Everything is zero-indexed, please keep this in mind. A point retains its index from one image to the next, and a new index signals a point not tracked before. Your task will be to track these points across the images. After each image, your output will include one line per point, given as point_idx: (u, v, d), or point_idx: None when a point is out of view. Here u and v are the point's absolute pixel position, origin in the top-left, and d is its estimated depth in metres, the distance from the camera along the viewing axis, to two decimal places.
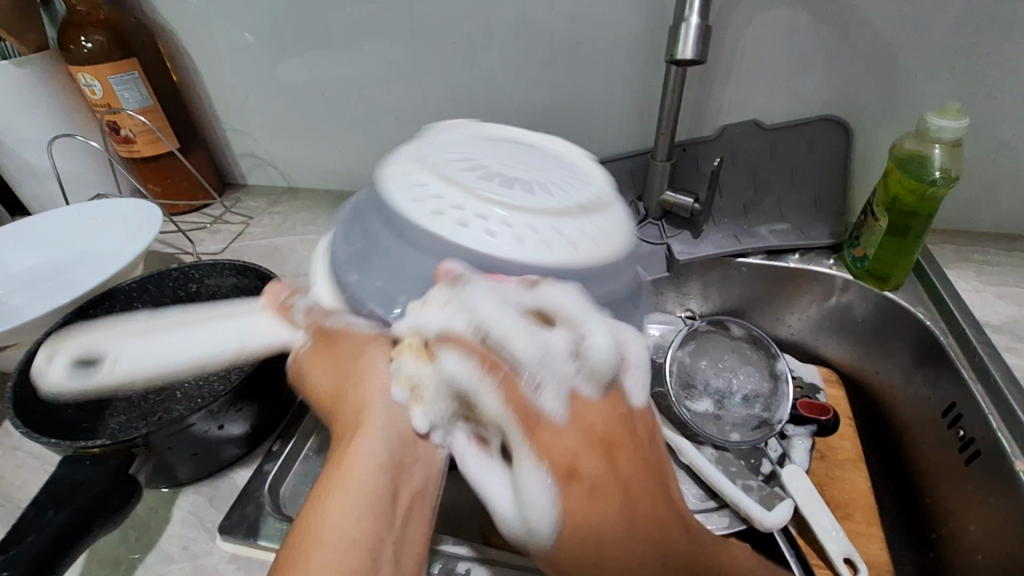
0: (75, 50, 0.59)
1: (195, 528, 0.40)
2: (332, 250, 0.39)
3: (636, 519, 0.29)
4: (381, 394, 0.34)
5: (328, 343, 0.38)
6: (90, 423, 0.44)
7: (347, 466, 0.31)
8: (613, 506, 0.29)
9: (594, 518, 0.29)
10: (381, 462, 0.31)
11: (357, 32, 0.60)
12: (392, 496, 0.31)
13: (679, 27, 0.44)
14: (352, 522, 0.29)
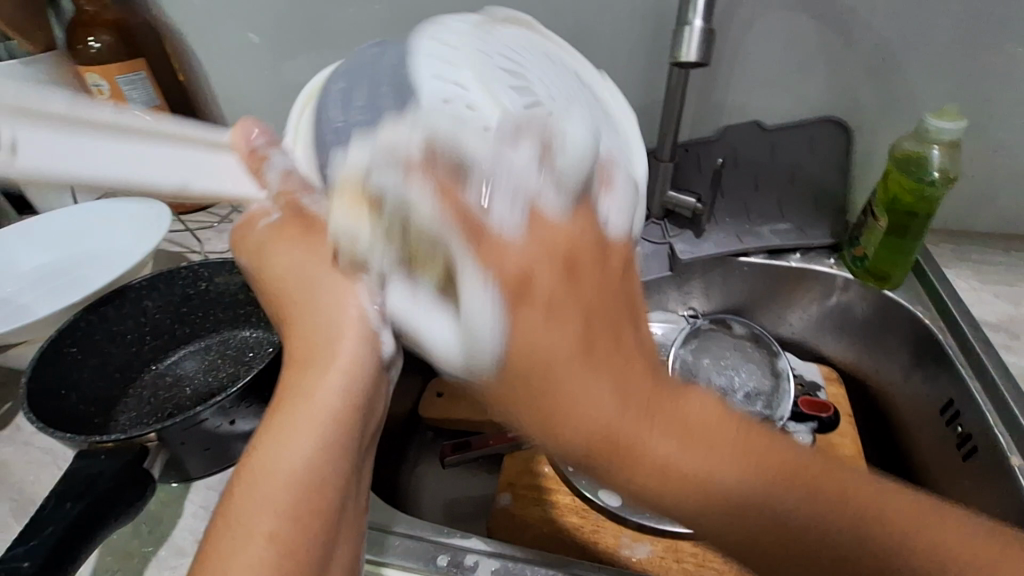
0: (82, 50, 0.61)
1: (206, 522, 0.40)
2: (326, 114, 0.37)
3: (602, 361, 0.24)
4: (345, 318, 0.36)
5: (299, 223, 0.39)
6: (102, 418, 0.46)
7: (308, 388, 0.34)
8: (571, 327, 0.24)
9: (543, 348, 0.24)
10: (341, 389, 0.34)
11: (363, 32, 0.61)
12: (343, 416, 0.34)
13: (682, 30, 0.44)
14: (297, 461, 0.32)
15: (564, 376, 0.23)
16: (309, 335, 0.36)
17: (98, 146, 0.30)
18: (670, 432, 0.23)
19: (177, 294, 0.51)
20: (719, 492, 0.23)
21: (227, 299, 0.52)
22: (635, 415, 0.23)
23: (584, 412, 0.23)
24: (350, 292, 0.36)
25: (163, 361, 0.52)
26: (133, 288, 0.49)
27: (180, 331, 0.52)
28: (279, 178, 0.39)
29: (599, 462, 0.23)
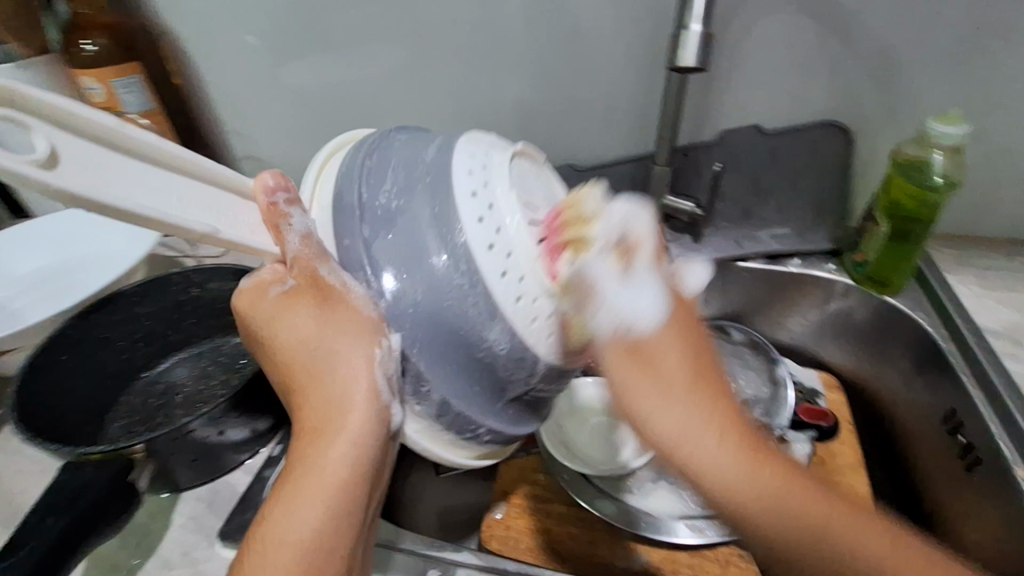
0: (76, 53, 0.60)
1: (195, 534, 0.40)
2: (353, 179, 0.35)
3: (728, 438, 0.32)
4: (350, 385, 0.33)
5: (316, 296, 0.34)
6: (92, 427, 0.45)
7: (312, 454, 0.32)
8: (686, 365, 0.35)
9: (682, 424, 0.33)
10: (352, 459, 0.32)
11: (358, 34, 0.60)
12: (350, 483, 0.32)
13: (680, 35, 0.43)
14: (303, 530, 0.31)
15: (735, 459, 0.32)
16: (320, 404, 0.33)
17: (141, 185, 0.29)
18: (803, 489, 0.32)
19: (169, 301, 0.50)
20: (837, 551, 0.31)
21: (220, 306, 0.52)
22: (751, 464, 0.32)
23: (773, 504, 0.31)
24: (368, 357, 0.33)
25: (155, 369, 0.51)
26: (124, 295, 0.48)
27: (172, 338, 0.52)
28: (300, 243, 0.34)
29: (759, 534, 0.31)
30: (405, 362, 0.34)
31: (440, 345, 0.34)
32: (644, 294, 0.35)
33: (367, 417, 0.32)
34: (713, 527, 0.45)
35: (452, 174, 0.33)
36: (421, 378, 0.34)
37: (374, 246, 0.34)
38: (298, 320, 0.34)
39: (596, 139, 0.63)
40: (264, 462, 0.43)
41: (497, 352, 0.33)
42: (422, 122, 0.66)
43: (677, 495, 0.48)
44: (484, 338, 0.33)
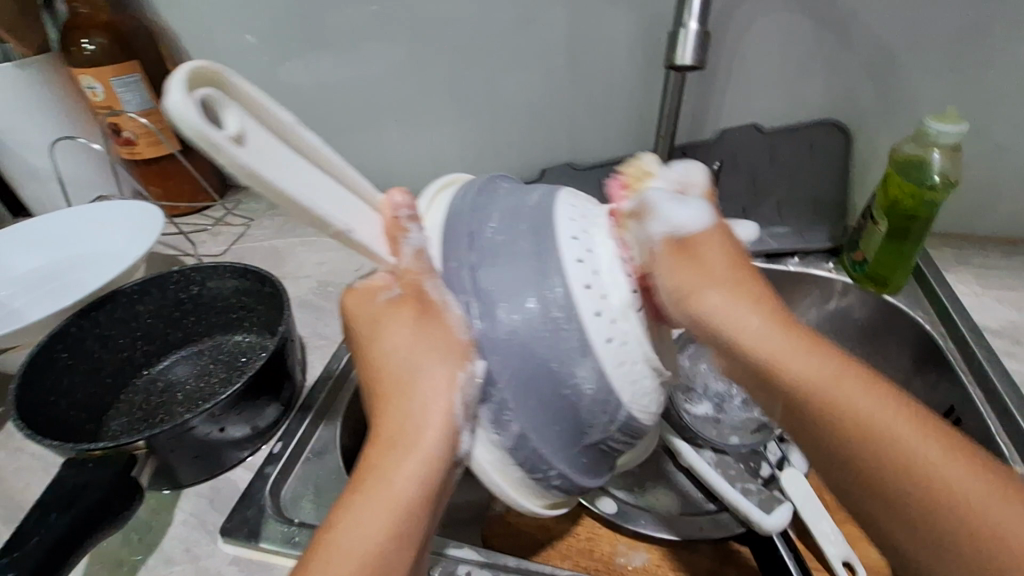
0: (76, 53, 0.60)
1: (197, 530, 0.40)
2: (463, 209, 0.35)
3: (782, 336, 0.30)
4: (436, 407, 0.30)
5: (420, 311, 0.32)
6: (94, 425, 0.46)
7: (380, 464, 0.30)
8: (729, 270, 0.32)
9: (742, 322, 0.31)
10: (422, 477, 0.29)
11: (359, 33, 0.61)
12: (413, 506, 0.29)
13: (678, 33, 0.44)
14: (371, 532, 0.28)
15: (785, 344, 0.30)
16: (397, 420, 0.31)
17: (303, 179, 0.28)
18: (881, 397, 0.29)
19: (169, 299, 0.51)
20: (930, 467, 0.27)
21: (220, 304, 0.52)
22: (816, 354, 0.30)
23: (832, 382, 0.29)
24: (455, 378, 0.31)
25: (156, 366, 0.51)
26: (124, 292, 0.48)
27: (172, 335, 0.52)
28: (414, 254, 0.33)
29: (838, 451, 0.29)
30: (489, 393, 0.32)
31: (532, 401, 0.32)
32: (695, 209, 0.34)
33: (445, 436, 0.30)
34: (714, 525, 0.45)
35: (555, 217, 0.34)
36: (503, 405, 0.32)
37: (480, 275, 0.32)
38: (394, 329, 0.33)
39: (596, 139, 0.63)
40: (264, 460, 0.43)
41: (583, 392, 0.31)
42: (422, 121, 0.66)
43: (679, 494, 0.49)
44: (573, 377, 0.31)
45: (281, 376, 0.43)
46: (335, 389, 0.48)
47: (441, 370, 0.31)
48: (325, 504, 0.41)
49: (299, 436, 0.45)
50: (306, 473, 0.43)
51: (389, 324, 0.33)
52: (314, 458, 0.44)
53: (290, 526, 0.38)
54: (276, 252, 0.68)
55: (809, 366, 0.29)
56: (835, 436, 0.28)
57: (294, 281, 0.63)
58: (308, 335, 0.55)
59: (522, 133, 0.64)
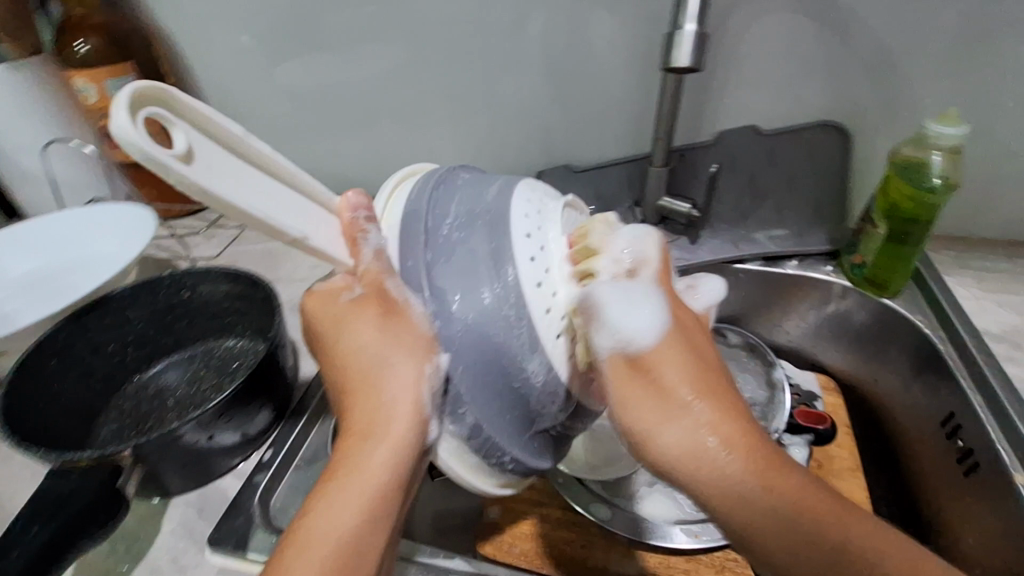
0: (70, 54, 0.60)
1: (184, 540, 0.39)
2: (418, 204, 0.34)
3: (742, 465, 0.28)
4: (398, 397, 0.31)
5: (380, 307, 0.33)
6: (83, 432, 0.45)
7: (351, 456, 0.31)
8: (688, 392, 0.30)
9: (704, 456, 0.28)
10: (394, 463, 0.30)
11: (353, 34, 0.60)
12: (380, 493, 0.30)
13: (674, 35, 0.43)
14: (342, 528, 0.29)
15: (751, 483, 0.27)
16: (363, 413, 0.32)
17: (250, 182, 0.28)
18: (854, 524, 0.26)
19: (160, 304, 0.50)
20: None
21: (212, 309, 0.51)
22: (782, 491, 0.27)
23: (796, 526, 0.26)
24: (418, 372, 0.31)
25: (147, 371, 0.51)
26: (115, 298, 0.48)
27: (164, 341, 0.51)
28: (373, 257, 0.33)
29: None
30: (449, 387, 0.32)
31: (485, 391, 0.32)
32: (643, 306, 0.31)
33: (410, 425, 0.31)
34: (707, 532, 0.44)
35: (506, 211, 0.32)
36: (458, 397, 0.32)
37: (435, 273, 0.32)
38: (354, 324, 0.34)
39: (592, 141, 0.62)
40: (255, 467, 0.43)
41: (533, 385, 0.32)
42: (417, 123, 0.65)
43: (673, 498, 0.48)
44: (524, 371, 0.32)
45: (271, 381, 0.43)
46: (328, 395, 0.48)
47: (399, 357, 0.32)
48: None
49: (289, 443, 0.44)
50: (296, 482, 0.42)
51: (350, 317, 0.34)
52: (305, 465, 0.43)
53: (279, 537, 0.38)
54: (271, 254, 0.68)
55: (776, 504, 0.27)
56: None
57: (288, 285, 0.63)
58: (301, 339, 0.55)
59: (518, 135, 0.64)
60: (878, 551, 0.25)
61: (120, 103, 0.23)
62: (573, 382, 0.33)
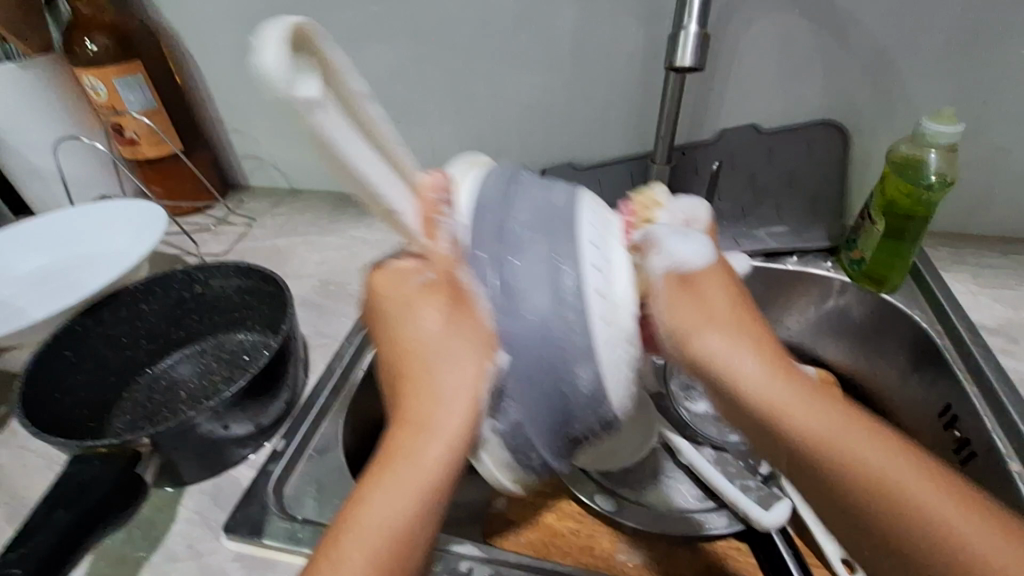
0: (80, 53, 0.61)
1: (201, 527, 0.40)
2: (487, 197, 0.35)
3: (770, 376, 0.31)
4: (454, 397, 0.31)
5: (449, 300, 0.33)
6: (96, 423, 0.45)
7: (399, 447, 0.31)
8: (721, 317, 0.33)
9: (741, 362, 0.32)
10: (445, 461, 0.31)
11: (361, 34, 0.61)
12: (433, 489, 0.30)
13: (677, 35, 0.44)
14: (392, 517, 0.29)
15: (785, 394, 0.30)
16: (418, 408, 0.32)
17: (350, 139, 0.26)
18: (876, 440, 0.29)
19: (172, 298, 0.51)
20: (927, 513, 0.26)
21: (222, 303, 0.52)
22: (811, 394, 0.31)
23: (815, 416, 0.29)
24: (480, 370, 0.32)
25: (159, 364, 0.52)
26: (128, 291, 0.49)
27: (175, 334, 0.52)
28: (446, 242, 0.33)
29: (835, 493, 0.28)
30: (505, 382, 0.33)
31: (534, 396, 0.33)
32: (697, 243, 0.36)
33: (465, 425, 0.31)
34: (713, 520, 0.46)
35: (577, 210, 0.34)
36: (508, 397, 0.34)
37: (507, 264, 0.33)
38: (423, 308, 0.34)
39: (596, 139, 0.63)
40: (268, 457, 0.43)
41: (582, 392, 0.32)
42: (423, 122, 0.66)
43: (676, 488, 0.49)
44: (573, 377, 0.32)
45: (282, 373, 0.44)
46: (337, 387, 0.49)
47: (462, 359, 0.32)
48: (328, 501, 0.41)
49: (302, 434, 0.45)
50: (308, 471, 0.43)
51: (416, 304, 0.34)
52: (316, 456, 0.44)
53: (294, 523, 0.39)
54: (278, 251, 0.68)
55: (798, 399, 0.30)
56: (834, 484, 0.28)
57: (295, 280, 0.64)
58: (310, 333, 0.56)
59: (522, 134, 0.65)
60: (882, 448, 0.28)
61: (265, 36, 0.22)
62: (620, 401, 0.33)
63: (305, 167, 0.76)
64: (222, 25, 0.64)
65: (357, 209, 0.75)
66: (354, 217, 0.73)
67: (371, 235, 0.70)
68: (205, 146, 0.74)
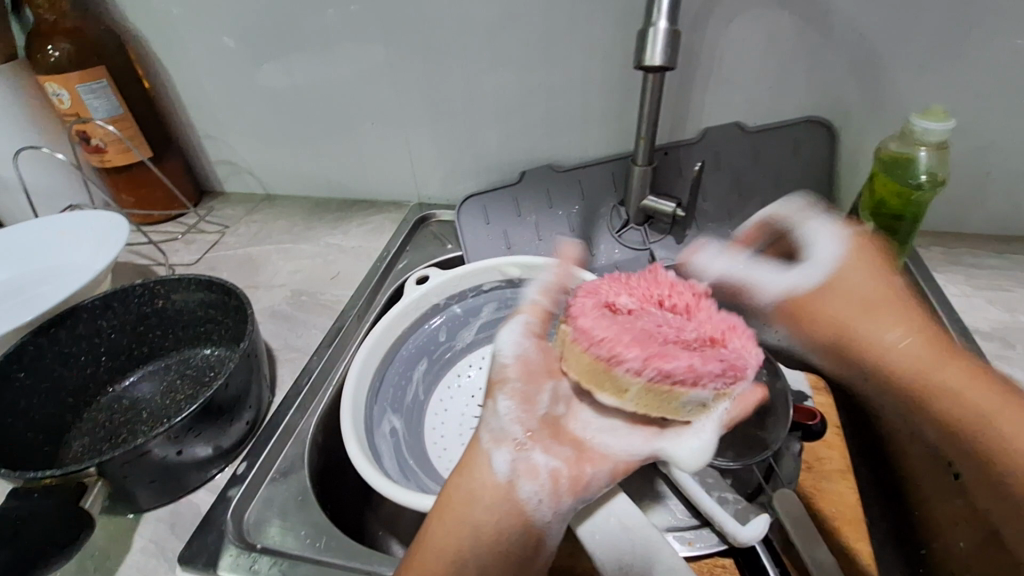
0: (42, 59, 0.59)
1: (155, 558, 0.38)
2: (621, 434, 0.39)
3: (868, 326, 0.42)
4: (486, 472, 0.36)
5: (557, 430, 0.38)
6: (53, 446, 0.44)
7: (473, 464, 0.37)
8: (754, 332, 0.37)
9: (855, 312, 0.43)
10: (486, 506, 0.35)
11: (329, 37, 0.59)
12: (478, 534, 0.34)
13: (647, 32, 0.42)
14: (439, 545, 0.34)
15: (928, 364, 0.39)
16: (486, 454, 0.37)
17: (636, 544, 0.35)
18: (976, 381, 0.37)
19: (132, 313, 0.49)
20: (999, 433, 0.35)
21: (186, 317, 0.51)
22: (937, 356, 0.39)
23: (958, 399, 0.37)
24: (533, 470, 0.36)
25: (121, 383, 0.50)
26: (86, 307, 0.47)
27: (139, 350, 0.51)
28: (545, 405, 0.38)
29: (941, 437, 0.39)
30: (535, 467, 0.36)
31: (394, 448, 0.49)
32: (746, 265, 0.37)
33: (490, 495, 0.35)
34: (704, 538, 0.45)
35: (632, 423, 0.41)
36: (527, 459, 0.36)
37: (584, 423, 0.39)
38: (522, 377, 0.39)
39: (575, 141, 0.61)
40: (228, 481, 0.42)
41: (394, 429, 0.51)
42: (396, 125, 0.64)
43: (667, 506, 0.48)
44: (415, 436, 0.51)
45: (242, 393, 0.42)
46: (305, 404, 0.47)
47: (554, 475, 0.36)
48: (289, 526, 0.39)
49: (266, 454, 0.43)
50: (271, 495, 0.41)
51: (536, 394, 0.38)
52: (279, 478, 0.42)
53: (247, 553, 0.37)
54: (250, 260, 0.67)
55: (933, 340, 0.40)
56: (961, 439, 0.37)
57: (266, 290, 0.62)
58: (280, 347, 0.55)
59: (499, 137, 0.63)
60: (978, 394, 0.36)
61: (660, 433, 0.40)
62: (429, 421, 0.53)
63: (281, 173, 0.74)
64: (189, 28, 0.62)
65: (333, 214, 0.73)
66: (330, 223, 0.71)
67: (346, 243, 0.68)
68: (177, 153, 0.72)
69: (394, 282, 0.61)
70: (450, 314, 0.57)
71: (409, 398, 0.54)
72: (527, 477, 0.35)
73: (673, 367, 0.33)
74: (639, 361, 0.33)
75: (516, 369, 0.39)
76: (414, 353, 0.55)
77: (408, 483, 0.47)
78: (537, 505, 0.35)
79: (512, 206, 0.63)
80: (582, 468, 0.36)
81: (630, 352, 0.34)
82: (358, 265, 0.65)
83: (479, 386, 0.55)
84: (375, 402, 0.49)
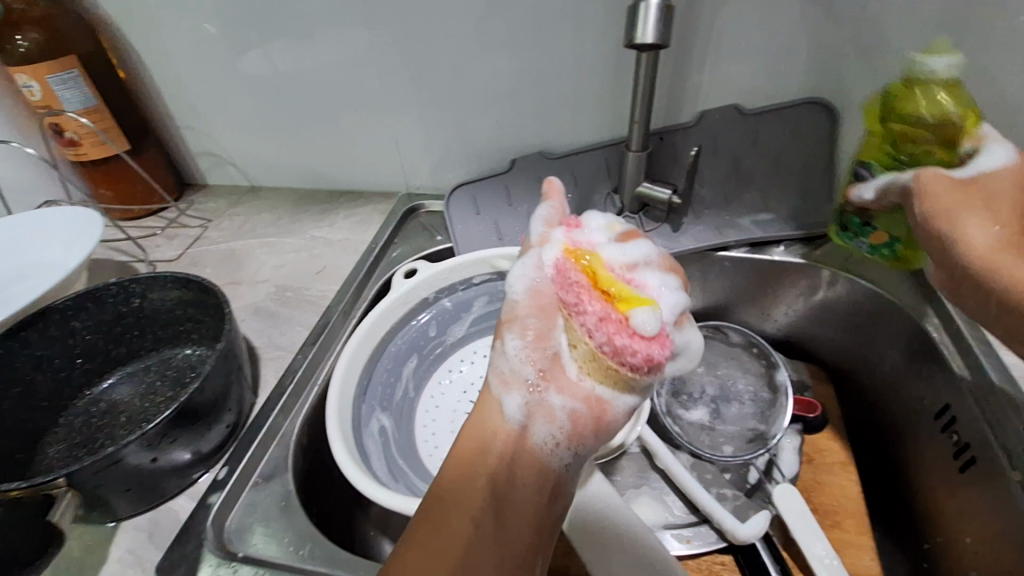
0: (11, 50, 0.56)
1: (132, 568, 0.37)
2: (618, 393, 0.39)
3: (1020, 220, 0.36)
4: (498, 420, 0.34)
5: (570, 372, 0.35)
6: (26, 454, 0.42)
7: (484, 407, 0.36)
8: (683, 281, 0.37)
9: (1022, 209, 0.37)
10: (503, 462, 0.33)
11: (308, 23, 0.56)
12: (495, 486, 0.32)
13: (637, 8, 0.40)
14: (458, 505, 0.31)
15: None
16: (497, 397, 0.35)
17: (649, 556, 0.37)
18: None
19: (108, 314, 0.47)
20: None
21: (165, 316, 0.49)
22: None
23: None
24: (547, 415, 0.34)
25: (97, 386, 0.48)
26: (56, 309, 0.45)
27: (115, 351, 0.49)
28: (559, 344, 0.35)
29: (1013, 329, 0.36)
30: (551, 411, 0.34)
31: (383, 448, 0.48)
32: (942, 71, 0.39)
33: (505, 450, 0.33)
34: (703, 535, 0.43)
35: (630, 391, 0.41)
36: (541, 401, 0.34)
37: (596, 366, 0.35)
38: (536, 315, 0.36)
39: (565, 127, 0.59)
40: (208, 487, 0.40)
41: (384, 428, 0.49)
42: (381, 113, 0.62)
43: (663, 501, 0.46)
44: (405, 436, 0.50)
45: (220, 397, 0.40)
46: (289, 405, 0.46)
47: (570, 415, 0.34)
48: (272, 533, 0.38)
49: (247, 458, 0.42)
50: (253, 500, 0.40)
51: (550, 332, 0.35)
52: (262, 483, 0.41)
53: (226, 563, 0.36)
54: (233, 255, 0.65)
55: None
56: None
57: (250, 286, 0.60)
58: (263, 345, 0.53)
59: (487, 125, 0.61)
60: None
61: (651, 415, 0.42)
62: (420, 420, 0.52)
63: (264, 164, 0.72)
64: (164, 16, 0.59)
65: (319, 206, 0.71)
66: (316, 215, 0.69)
67: (333, 235, 0.66)
68: (155, 145, 0.70)
69: (382, 275, 0.59)
70: (439, 310, 0.55)
71: (398, 395, 0.52)
72: (542, 419, 0.34)
73: (623, 335, 0.32)
74: (595, 322, 0.33)
75: (529, 303, 0.37)
76: (404, 350, 0.53)
77: (397, 484, 0.45)
78: (553, 450, 0.34)
79: (502, 195, 0.61)
80: (591, 410, 0.35)
81: (592, 306, 0.33)
82: (345, 258, 0.63)
83: (470, 382, 0.53)
84: (361, 403, 0.48)
